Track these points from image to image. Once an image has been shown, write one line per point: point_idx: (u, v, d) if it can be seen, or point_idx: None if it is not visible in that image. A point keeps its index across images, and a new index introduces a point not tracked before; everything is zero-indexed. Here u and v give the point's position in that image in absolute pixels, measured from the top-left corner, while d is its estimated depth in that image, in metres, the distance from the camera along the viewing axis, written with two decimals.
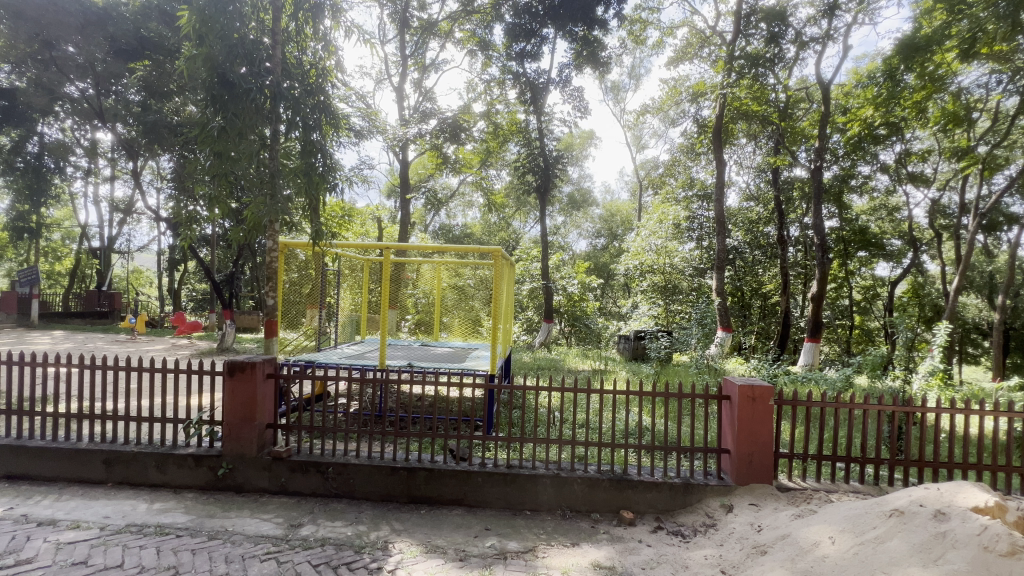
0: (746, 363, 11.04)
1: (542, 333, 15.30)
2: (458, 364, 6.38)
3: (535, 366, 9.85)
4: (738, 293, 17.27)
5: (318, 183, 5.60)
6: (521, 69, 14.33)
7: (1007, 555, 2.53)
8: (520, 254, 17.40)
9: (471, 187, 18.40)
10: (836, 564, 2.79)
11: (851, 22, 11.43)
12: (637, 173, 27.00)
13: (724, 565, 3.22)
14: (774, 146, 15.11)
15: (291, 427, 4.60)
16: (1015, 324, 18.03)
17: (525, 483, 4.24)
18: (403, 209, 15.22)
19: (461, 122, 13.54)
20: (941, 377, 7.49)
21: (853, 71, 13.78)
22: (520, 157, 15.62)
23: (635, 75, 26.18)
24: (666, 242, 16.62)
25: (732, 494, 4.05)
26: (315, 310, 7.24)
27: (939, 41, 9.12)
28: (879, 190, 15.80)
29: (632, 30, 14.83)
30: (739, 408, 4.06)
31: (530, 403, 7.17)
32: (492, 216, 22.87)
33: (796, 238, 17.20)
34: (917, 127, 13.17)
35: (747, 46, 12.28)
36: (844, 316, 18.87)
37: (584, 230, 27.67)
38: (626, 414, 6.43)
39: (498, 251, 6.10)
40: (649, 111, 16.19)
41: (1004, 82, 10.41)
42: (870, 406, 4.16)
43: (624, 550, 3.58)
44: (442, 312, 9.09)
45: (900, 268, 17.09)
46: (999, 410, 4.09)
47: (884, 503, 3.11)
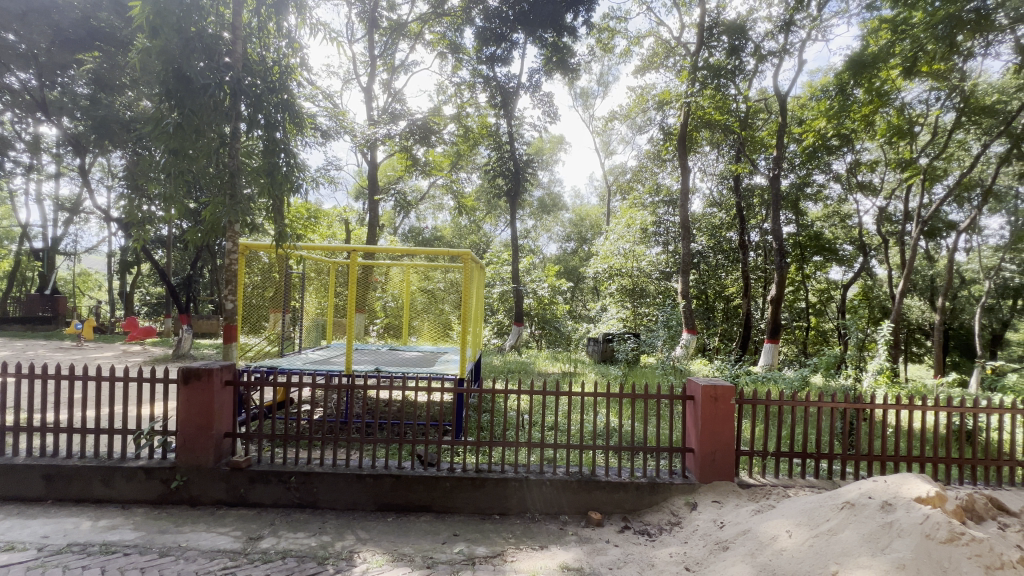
0: (709, 363, 11.37)
1: (512, 336, 15.33)
2: (426, 368, 6.28)
3: (505, 370, 9.85)
4: (702, 295, 17.89)
5: (282, 182, 5.44)
6: (492, 73, 14.49)
7: (947, 541, 2.64)
8: (491, 258, 17.43)
9: (441, 190, 18.30)
10: (792, 558, 2.89)
11: (806, 38, 11.95)
12: (606, 179, 27.46)
13: (688, 562, 3.29)
14: (736, 154, 15.70)
15: (251, 435, 4.41)
16: (954, 324, 19.41)
17: (494, 487, 4.22)
18: (372, 211, 14.95)
19: (432, 124, 13.45)
20: (888, 375, 7.97)
21: (808, 85, 14.49)
22: (490, 161, 15.62)
23: (603, 83, 26.67)
24: (633, 246, 17.00)
25: (696, 491, 4.16)
26: (280, 314, 7.03)
27: (884, 59, 9.65)
28: (832, 198, 16.66)
29: (601, 38, 15.07)
30: (702, 407, 4.16)
31: (499, 406, 7.16)
32: (462, 219, 22.85)
33: (757, 242, 17.81)
34: (866, 139, 13.95)
35: (710, 57, 12.70)
36: (800, 318, 19.72)
37: (554, 234, 27.99)
38: (594, 416, 6.51)
39: (468, 254, 6.03)
40: (617, 118, 16.54)
41: (943, 99, 11.14)
42: (824, 404, 4.32)
43: (592, 550, 3.61)
44: (411, 316, 9.00)
45: (852, 272, 17.99)
46: (940, 406, 4.32)
47: (836, 496, 3.25)
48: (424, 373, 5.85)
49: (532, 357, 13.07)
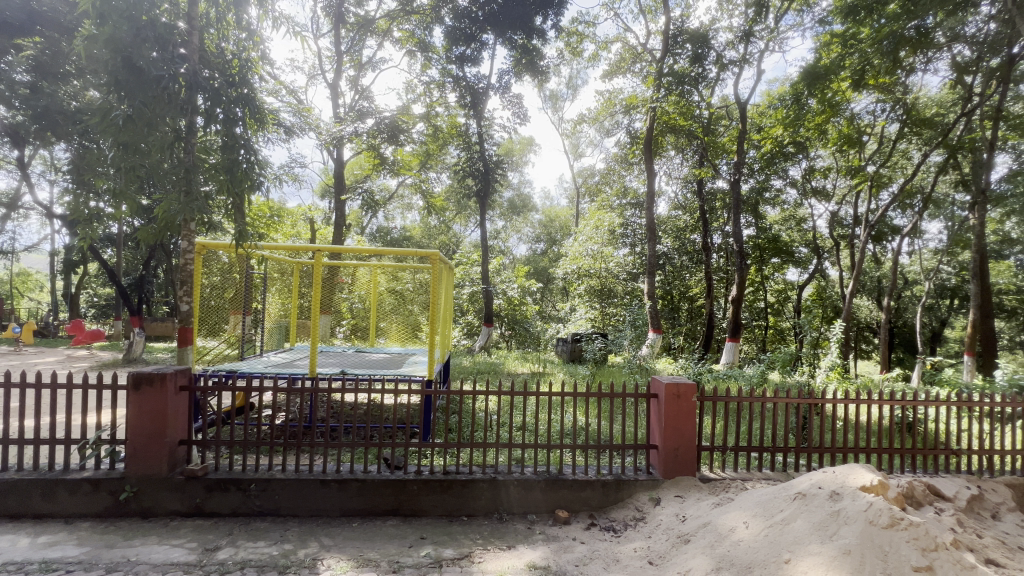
0: (674, 362, 11.67)
1: (482, 336, 15.30)
2: (394, 370, 6.20)
3: (475, 371, 9.83)
4: (668, 296, 18.42)
5: (242, 179, 5.20)
6: (461, 73, 14.46)
7: (888, 527, 2.79)
8: (460, 258, 17.34)
9: (410, 189, 18.08)
10: (748, 547, 3.01)
11: (764, 48, 12.46)
12: (575, 181, 27.80)
13: (651, 556, 3.37)
14: (699, 159, 16.21)
15: (208, 442, 4.23)
16: (898, 323, 20.69)
17: (461, 489, 4.21)
18: (338, 211, 14.62)
19: (400, 123, 13.28)
20: (839, 372, 8.44)
21: (766, 94, 15.12)
22: (459, 161, 15.55)
23: (572, 86, 27.02)
24: (602, 247, 17.30)
25: (660, 487, 4.27)
26: (240, 316, 6.84)
27: (836, 71, 10.15)
28: (788, 203, 17.43)
29: (569, 42, 15.27)
30: (665, 405, 4.28)
31: (468, 406, 7.15)
32: (431, 220, 22.66)
33: (719, 245, 18.41)
34: (819, 146, 14.68)
35: (675, 64, 13.06)
36: (759, 317, 20.52)
37: (524, 235, 28.14)
38: (563, 415, 6.60)
39: (436, 255, 5.97)
40: (585, 121, 16.78)
41: (887, 111, 11.83)
42: (779, 399, 4.53)
43: (559, 548, 3.65)
44: (379, 317, 8.90)
45: (807, 273, 18.86)
46: (884, 399, 4.60)
47: (789, 488, 3.40)
48: (391, 375, 5.77)
49: (501, 357, 13.09)
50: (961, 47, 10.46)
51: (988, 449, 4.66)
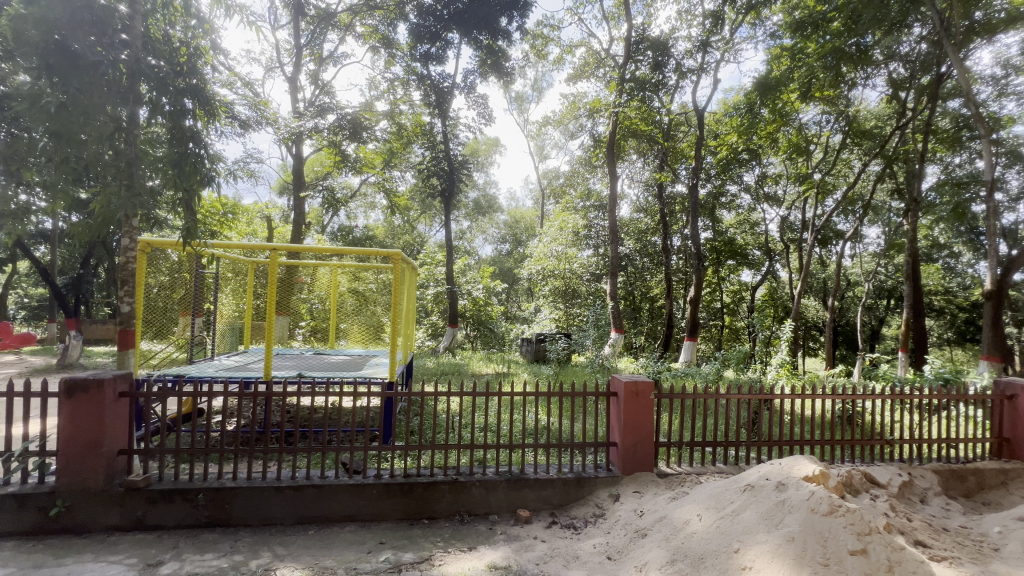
0: (636, 361, 11.98)
1: (447, 337, 15.16)
2: (354, 372, 6.05)
3: (438, 372, 9.72)
4: (630, 296, 18.88)
5: (191, 174, 4.86)
6: (426, 71, 14.33)
7: (828, 513, 2.90)
8: (425, 258, 17.12)
9: (373, 187, 17.72)
10: (701, 539, 3.12)
11: (720, 58, 12.95)
12: (540, 182, 28.04)
13: (610, 552, 3.44)
14: (659, 163, 16.65)
15: (151, 451, 3.99)
16: (841, 321, 21.98)
17: (422, 492, 4.16)
18: (297, 209, 14.13)
19: (362, 120, 13.00)
20: (788, 369, 8.91)
21: (722, 102, 15.75)
22: (424, 160, 15.37)
23: (537, 88, 27.25)
24: (566, 249, 17.52)
25: (619, 483, 4.36)
26: (190, 318, 6.55)
27: (786, 83, 10.68)
28: (742, 207, 18.22)
29: (535, 44, 15.37)
30: (624, 403, 4.38)
31: (430, 408, 7.08)
32: (396, 219, 22.31)
33: (679, 247, 19.02)
34: (771, 154, 15.42)
35: (636, 71, 13.39)
36: (716, 316, 21.33)
37: (489, 235, 28.14)
38: (526, 414, 6.64)
39: (398, 255, 5.85)
40: (550, 123, 16.96)
41: (832, 122, 12.55)
42: (732, 396, 4.71)
43: (520, 548, 3.66)
44: (339, 318, 8.71)
45: (759, 274, 19.75)
46: (828, 394, 4.87)
47: (740, 480, 3.54)
48: (351, 377, 5.63)
49: (465, 358, 13.03)
50: (897, 65, 11.25)
51: (918, 438, 5.01)
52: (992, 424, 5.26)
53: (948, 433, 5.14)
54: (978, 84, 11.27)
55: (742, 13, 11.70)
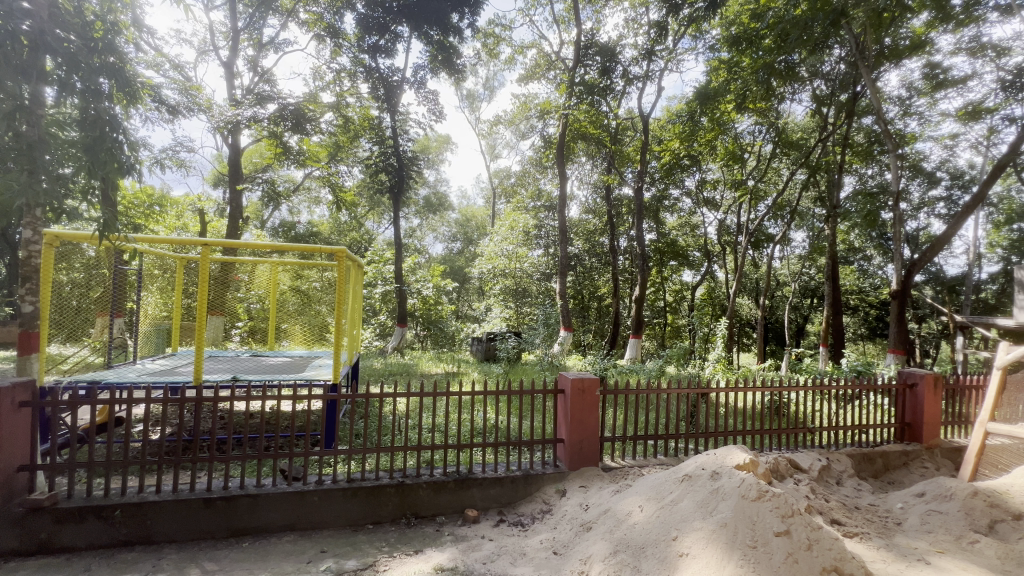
0: (584, 358, 12.27)
1: (395, 337, 14.81)
2: (294, 374, 5.76)
3: (386, 373, 9.50)
4: (578, 295, 19.32)
5: (108, 162, 4.35)
6: (374, 63, 13.97)
7: (756, 499, 3.05)
8: (372, 256, 16.58)
9: (318, 182, 17.02)
10: (642, 529, 3.24)
11: (664, 67, 13.49)
12: (491, 181, 28.03)
13: (556, 546, 3.50)
14: (607, 166, 17.11)
15: (58, 466, 3.60)
16: (772, 318, 23.60)
17: (367, 496, 4.04)
18: (233, 202, 13.28)
19: (306, 111, 12.41)
20: (723, 365, 9.46)
21: (666, 109, 16.43)
22: (372, 155, 14.92)
23: (489, 87, 27.19)
24: (516, 248, 17.63)
25: (566, 478, 4.45)
26: (109, 318, 6.01)
27: (723, 93, 11.34)
28: (684, 211, 19.14)
29: (486, 43, 15.33)
30: (571, 400, 4.46)
31: (377, 410, 6.90)
32: (342, 215, 21.56)
33: (625, 248, 19.69)
34: (709, 161, 16.29)
35: (586, 75, 13.70)
36: (659, 315, 22.27)
37: (440, 234, 27.81)
38: (476, 413, 6.64)
39: (344, 251, 5.55)
40: (501, 122, 16.98)
41: (764, 132, 13.48)
42: (673, 390, 4.92)
43: (467, 548, 3.64)
44: (280, 318, 8.28)
45: (699, 275, 20.84)
46: (761, 387, 5.19)
47: (678, 471, 3.69)
48: (291, 380, 5.36)
49: (414, 358, 12.78)
50: (820, 82, 12.24)
51: (835, 425, 5.47)
52: (898, 410, 5.82)
53: (860, 420, 5.64)
54: (888, 103, 12.44)
55: (684, 25, 12.25)
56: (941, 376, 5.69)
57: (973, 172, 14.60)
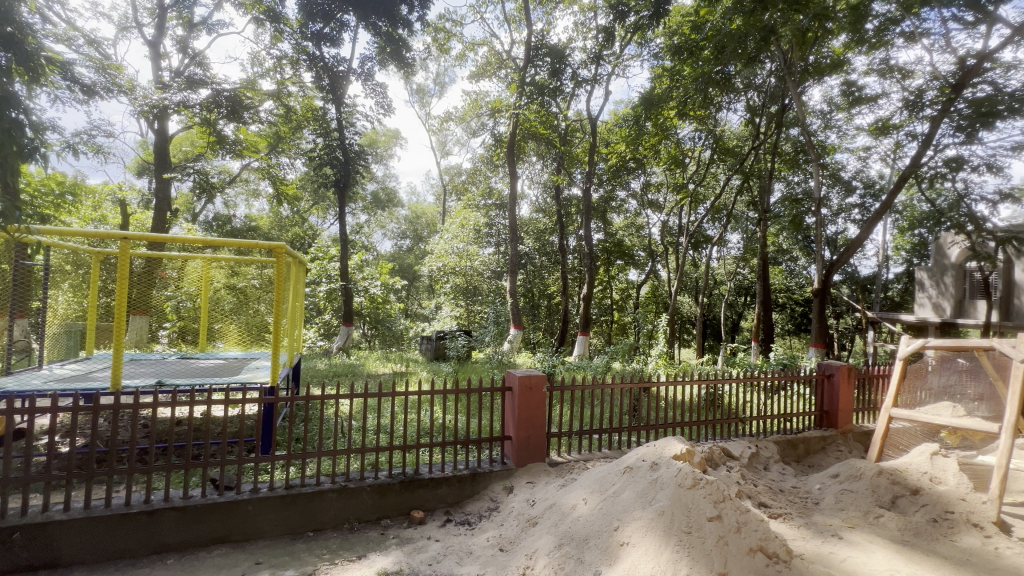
0: (534, 356, 12.42)
1: (340, 337, 14.34)
2: (227, 377, 5.41)
3: (330, 373, 9.16)
4: (529, 293, 19.54)
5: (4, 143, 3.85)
6: (318, 52, 13.35)
7: (691, 487, 3.20)
8: (317, 252, 15.84)
9: (257, 174, 16.12)
10: (585, 522, 3.32)
11: (612, 71, 13.86)
12: (441, 178, 27.69)
13: (502, 543, 3.52)
14: (557, 166, 17.38)
15: None
16: (709, 315, 24.97)
17: (307, 502, 3.88)
18: (160, 192, 12.31)
19: (243, 98, 11.66)
20: (664, 361, 9.89)
21: (613, 113, 16.91)
22: (315, 147, 14.28)
23: (439, 83, 26.82)
24: (467, 246, 17.53)
25: (513, 475, 4.49)
26: (8, 319, 5.40)
27: (665, 100, 11.86)
28: (630, 212, 19.82)
29: (437, 37, 15.10)
30: (519, 397, 4.49)
31: (320, 413, 6.63)
32: (283, 209, 20.56)
33: (574, 247, 20.13)
34: (653, 164, 16.95)
35: (536, 75, 13.86)
36: (606, 312, 22.95)
37: (389, 231, 27.17)
38: (424, 412, 6.56)
39: (283, 247, 5.24)
40: (452, 119, 16.79)
41: (703, 139, 14.21)
42: (617, 385, 5.06)
43: (413, 550, 3.58)
44: (213, 318, 7.76)
45: (644, 273, 21.66)
46: (699, 380, 5.43)
47: (621, 464, 3.82)
48: (224, 382, 5.02)
49: (361, 358, 12.40)
50: (753, 93, 13.04)
51: (763, 415, 5.87)
52: (817, 399, 6.32)
53: (785, 409, 6.09)
54: (812, 116, 13.47)
55: (630, 32, 12.65)
56: (854, 366, 6.24)
57: (882, 182, 16.12)
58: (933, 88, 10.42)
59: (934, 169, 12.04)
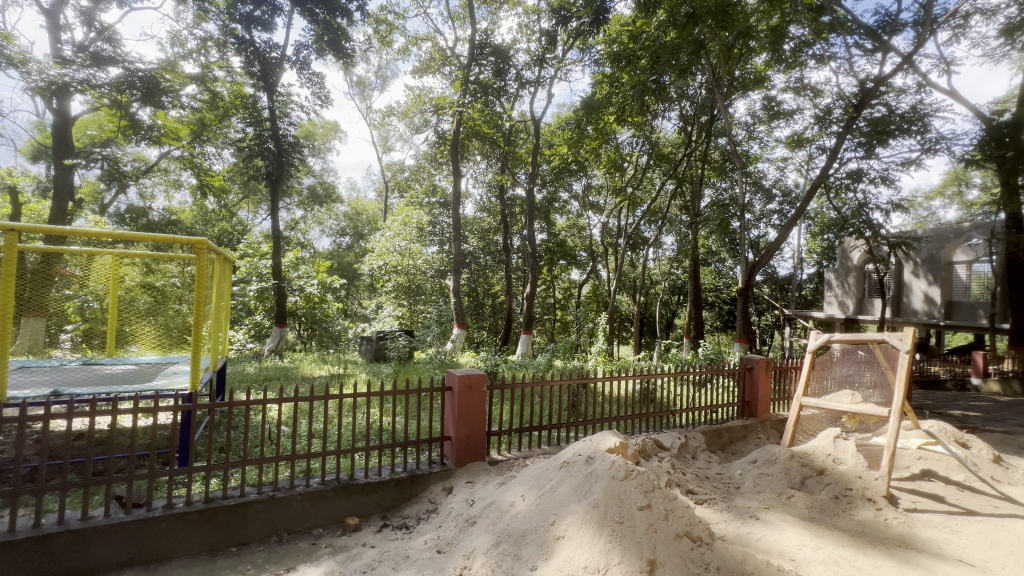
0: (477, 355, 12.39)
1: (272, 338, 13.57)
2: (139, 384, 4.93)
3: (260, 377, 8.64)
4: (473, 292, 19.52)
5: None
6: (248, 35, 12.53)
7: (624, 478, 3.32)
8: (246, 249, 14.79)
9: (177, 163, 14.87)
10: (523, 518, 3.36)
11: (554, 74, 14.10)
12: (383, 174, 26.90)
13: (440, 545, 3.48)
14: (501, 166, 17.42)
15: None
16: (646, 313, 26.12)
17: (229, 516, 3.63)
18: (60, 180, 11.02)
19: (160, 80, 10.67)
20: (603, 359, 10.24)
21: (556, 115, 17.22)
22: (244, 137, 13.39)
23: (381, 76, 26.04)
24: (410, 244, 17.12)
25: (452, 476, 4.46)
26: None
27: (605, 105, 12.23)
28: (572, 213, 20.30)
29: (378, 29, 14.65)
30: (458, 396, 4.45)
31: (249, 419, 6.25)
32: (208, 202, 19.13)
33: (518, 246, 20.32)
34: (594, 167, 17.47)
35: (480, 74, 13.83)
36: (549, 311, 23.39)
37: (327, 227, 26.08)
38: (361, 415, 6.35)
39: (205, 243, 4.82)
40: (394, 113, 16.35)
41: (641, 145, 14.83)
42: (557, 382, 5.15)
43: (346, 558, 3.45)
44: (124, 320, 7.06)
45: (585, 273, 22.27)
46: (636, 376, 5.65)
47: (558, 460, 3.89)
48: (134, 390, 4.57)
49: (296, 360, 11.79)
50: (687, 102, 13.76)
51: (692, 407, 6.22)
52: (740, 390, 6.79)
53: (711, 401, 6.48)
54: (738, 127, 14.42)
55: (572, 37, 12.95)
56: (772, 360, 6.77)
57: (798, 191, 17.59)
58: (839, 106, 11.52)
59: (840, 180, 13.30)
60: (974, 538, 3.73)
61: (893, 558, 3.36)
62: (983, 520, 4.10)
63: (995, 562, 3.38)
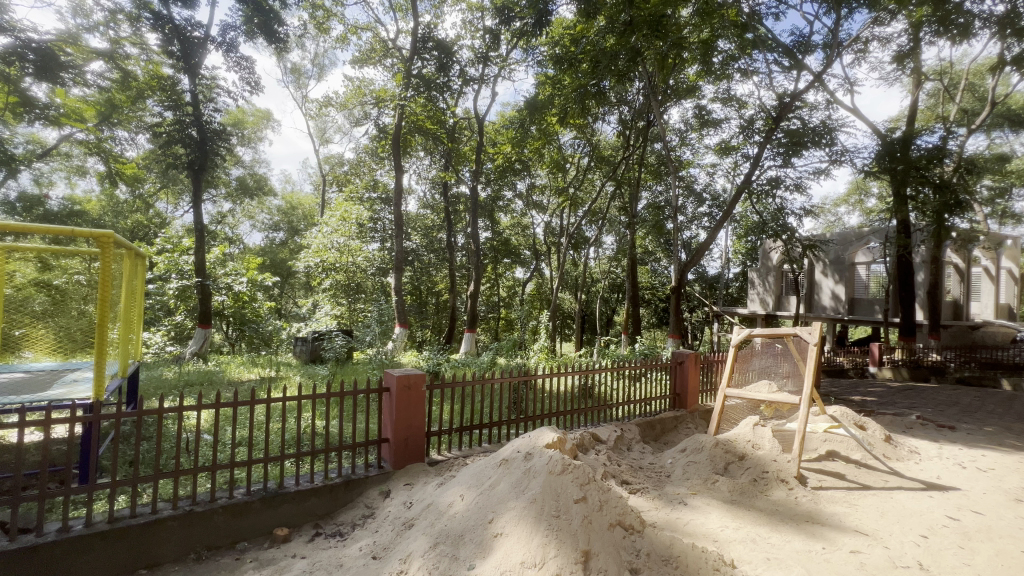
0: (419, 354, 12.16)
1: (194, 341, 12.55)
2: (31, 393, 4.38)
3: (180, 382, 7.96)
4: (416, 291, 19.39)
5: None
6: (166, 11, 11.47)
7: (560, 473, 3.39)
8: (164, 244, 13.59)
9: (80, 147, 13.34)
10: (461, 518, 3.33)
11: (498, 73, 14.10)
12: (320, 167, 25.69)
13: (375, 550, 3.38)
14: (445, 163, 17.19)
15: None
16: (588, 310, 26.87)
17: (139, 534, 3.32)
18: None
19: (59, 53, 9.51)
20: (545, 356, 10.41)
21: (500, 113, 17.24)
22: (161, 121, 12.25)
23: (318, 64, 24.82)
24: (348, 241, 16.35)
25: (390, 479, 4.35)
26: None
27: (547, 106, 12.37)
28: (516, 212, 20.42)
29: (315, 15, 13.94)
30: (396, 396, 4.35)
31: (166, 429, 5.76)
32: (119, 192, 17.37)
33: (462, 244, 20.17)
34: (537, 167, 17.70)
35: (423, 68, 13.57)
36: (493, 309, 23.45)
37: (259, 222, 24.59)
38: (294, 420, 6.03)
39: (111, 236, 4.33)
40: (332, 104, 15.64)
41: (582, 147, 15.20)
42: (498, 380, 5.15)
43: (273, 572, 3.26)
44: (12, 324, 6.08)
45: (529, 271, 22.54)
46: (575, 371, 5.76)
47: (496, 458, 3.90)
48: (23, 400, 4.04)
49: (222, 363, 10.99)
50: (626, 107, 14.27)
51: (628, 400, 6.47)
52: (672, 383, 7.15)
53: (646, 393, 6.77)
54: (673, 133, 15.16)
55: (515, 37, 13.04)
56: (700, 354, 7.21)
57: (726, 195, 18.77)
58: (761, 118, 12.42)
59: (762, 186, 14.37)
60: (868, 510, 4.16)
61: (802, 533, 3.67)
62: (877, 494, 4.59)
63: (885, 530, 3.79)
